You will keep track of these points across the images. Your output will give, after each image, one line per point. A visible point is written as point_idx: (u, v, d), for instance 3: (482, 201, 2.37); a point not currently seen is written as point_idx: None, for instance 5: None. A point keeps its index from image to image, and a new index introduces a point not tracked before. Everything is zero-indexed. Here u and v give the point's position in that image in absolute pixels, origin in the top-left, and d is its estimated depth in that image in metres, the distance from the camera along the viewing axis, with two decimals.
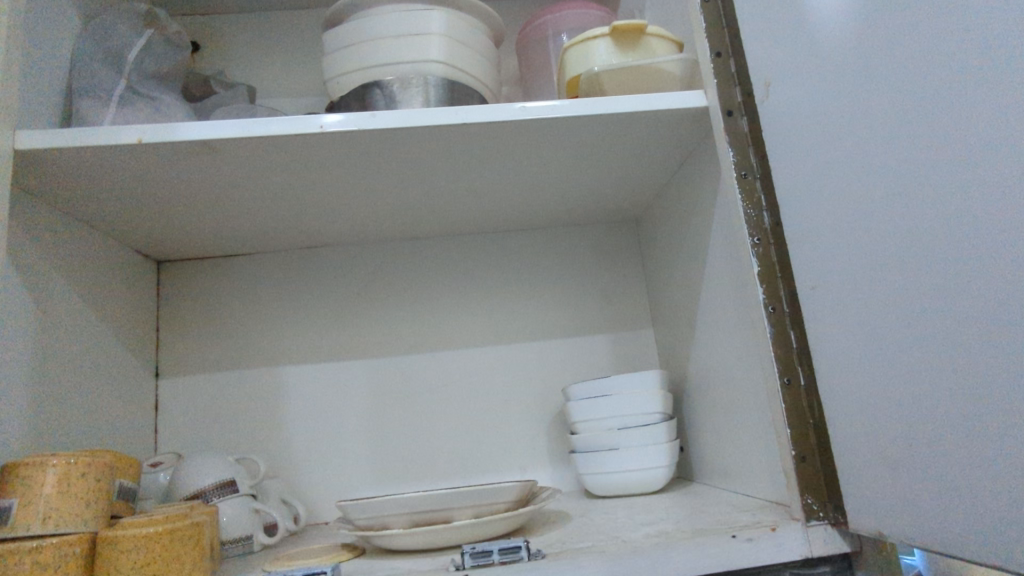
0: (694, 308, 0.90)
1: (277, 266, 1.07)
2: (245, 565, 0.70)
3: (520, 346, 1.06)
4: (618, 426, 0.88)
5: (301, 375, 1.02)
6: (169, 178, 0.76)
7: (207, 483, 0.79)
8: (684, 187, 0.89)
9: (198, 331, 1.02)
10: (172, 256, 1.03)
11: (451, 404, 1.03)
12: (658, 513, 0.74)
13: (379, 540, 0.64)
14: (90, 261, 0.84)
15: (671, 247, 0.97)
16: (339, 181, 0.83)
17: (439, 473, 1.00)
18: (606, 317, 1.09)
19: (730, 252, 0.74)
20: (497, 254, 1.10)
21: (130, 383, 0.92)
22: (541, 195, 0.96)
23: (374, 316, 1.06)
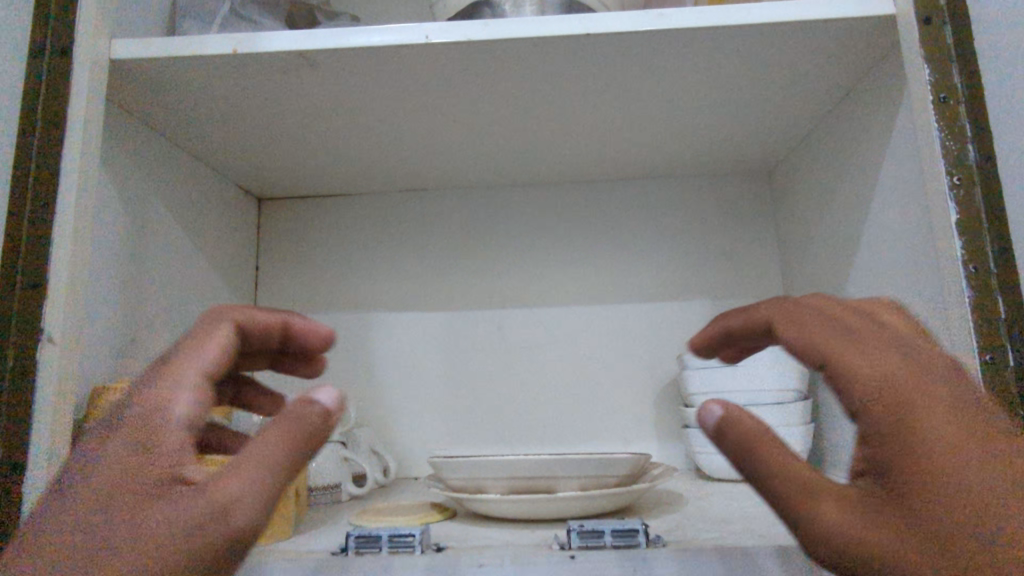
0: (842, 269, 0.76)
1: (375, 208, 1.02)
2: (330, 516, 0.66)
3: (629, 307, 0.96)
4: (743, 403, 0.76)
5: (395, 324, 0.97)
6: (266, 101, 0.72)
7: None
8: (845, 125, 0.74)
9: (296, 272, 1.00)
10: (272, 194, 1.01)
11: (551, 366, 0.95)
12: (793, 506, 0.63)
13: (473, 504, 0.58)
14: (190, 190, 0.83)
15: (817, 199, 0.82)
16: (441, 108, 0.76)
17: (535, 437, 0.93)
18: (729, 280, 0.96)
19: (912, 198, 0.60)
20: (607, 205, 1.00)
21: (228, 320, 0.91)
22: (664, 134, 0.85)
23: (472, 266, 0.99)
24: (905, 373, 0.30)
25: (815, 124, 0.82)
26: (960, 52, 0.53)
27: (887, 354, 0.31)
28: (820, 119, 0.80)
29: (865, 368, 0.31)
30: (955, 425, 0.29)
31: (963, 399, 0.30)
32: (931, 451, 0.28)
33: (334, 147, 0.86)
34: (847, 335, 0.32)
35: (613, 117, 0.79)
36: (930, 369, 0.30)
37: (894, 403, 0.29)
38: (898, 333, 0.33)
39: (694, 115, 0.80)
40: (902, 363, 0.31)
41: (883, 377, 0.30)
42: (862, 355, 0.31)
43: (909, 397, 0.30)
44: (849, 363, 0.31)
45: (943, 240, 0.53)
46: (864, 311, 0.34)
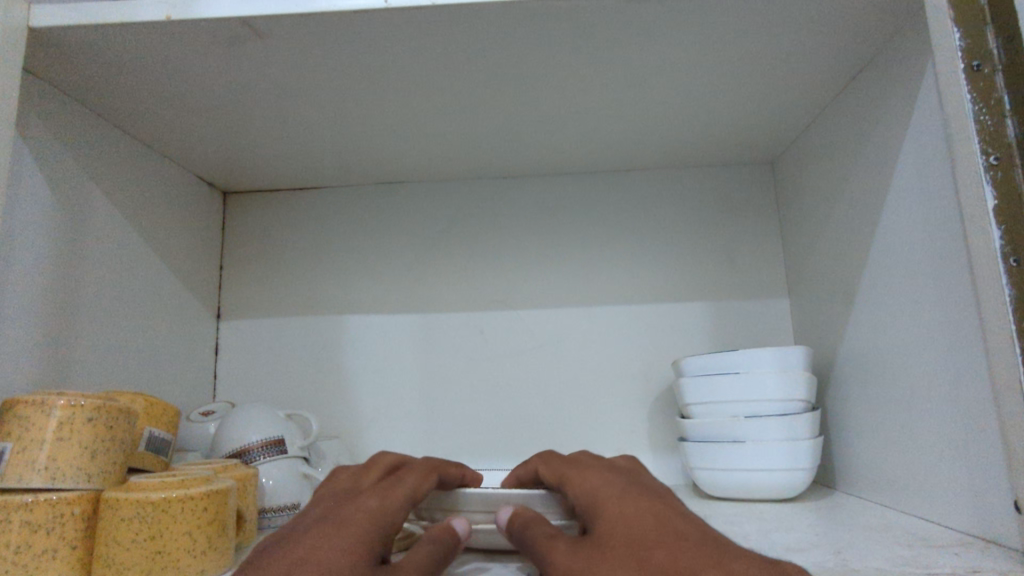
0: (854, 265, 0.69)
1: (349, 201, 0.95)
2: None
3: (622, 307, 0.89)
4: (745, 414, 0.69)
5: (369, 326, 0.90)
6: (216, 76, 0.65)
7: (254, 439, 0.68)
8: (860, 105, 0.67)
9: (263, 270, 0.93)
10: (238, 186, 0.94)
11: (537, 372, 0.88)
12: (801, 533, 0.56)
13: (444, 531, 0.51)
14: (137, 179, 0.76)
15: (826, 188, 0.75)
16: (413, 84, 0.69)
17: (519, 450, 0.86)
18: (729, 278, 0.89)
19: (937, 182, 0.53)
20: (599, 198, 0.93)
21: (186, 321, 0.84)
22: (656, 117, 0.78)
23: (453, 264, 0.92)
24: (629, 513, 0.43)
25: (824, 104, 0.75)
26: (995, 12, 0.46)
27: (627, 504, 0.44)
28: (829, 98, 0.73)
29: (605, 514, 0.44)
30: (649, 543, 0.40)
31: (667, 536, 0.41)
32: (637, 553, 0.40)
33: (300, 132, 0.79)
34: (604, 490, 0.46)
35: (602, 97, 0.73)
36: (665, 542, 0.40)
37: (605, 532, 0.42)
38: (650, 498, 0.45)
39: (690, 94, 0.73)
40: (631, 504, 0.44)
41: (611, 523, 0.42)
42: (611, 491, 0.46)
43: (624, 530, 0.42)
44: (597, 492, 0.46)
45: (976, 230, 0.46)
46: (645, 492, 0.46)
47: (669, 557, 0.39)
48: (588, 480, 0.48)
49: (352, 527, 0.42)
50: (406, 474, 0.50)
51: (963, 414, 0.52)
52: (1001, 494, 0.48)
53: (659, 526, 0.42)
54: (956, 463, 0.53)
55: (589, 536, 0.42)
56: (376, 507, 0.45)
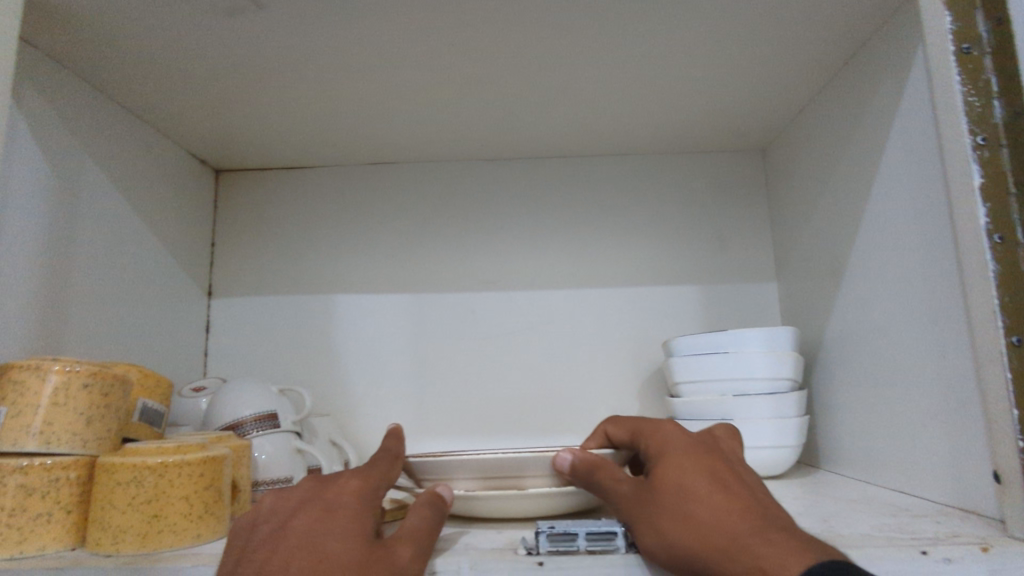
0: (843, 247, 0.70)
1: (343, 181, 0.95)
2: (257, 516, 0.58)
3: (613, 289, 0.90)
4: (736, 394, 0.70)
5: (361, 305, 0.90)
6: (212, 47, 0.65)
7: (247, 413, 0.68)
8: (853, 91, 0.69)
9: (255, 248, 0.93)
10: (230, 163, 0.94)
11: (528, 353, 0.88)
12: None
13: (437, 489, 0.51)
14: (127, 151, 0.75)
15: (817, 174, 0.77)
16: (410, 60, 0.69)
17: (507, 431, 0.86)
18: (718, 264, 0.90)
19: (926, 163, 0.55)
20: (592, 182, 0.94)
21: (178, 297, 0.83)
22: (650, 101, 0.79)
23: (446, 245, 0.92)
24: (694, 471, 0.42)
25: (816, 90, 0.76)
26: None
27: (692, 462, 0.44)
28: (821, 83, 0.75)
29: (676, 467, 0.43)
30: (720, 501, 0.40)
31: (754, 524, 0.38)
32: (689, 502, 0.40)
33: (296, 109, 0.79)
34: (676, 449, 0.45)
35: (596, 78, 0.73)
36: (742, 521, 0.39)
37: (671, 480, 0.42)
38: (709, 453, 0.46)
39: (684, 78, 0.74)
40: (699, 478, 0.42)
41: (681, 472, 0.42)
42: (676, 456, 0.45)
43: (686, 484, 0.41)
44: (663, 449, 0.46)
45: (962, 207, 0.47)
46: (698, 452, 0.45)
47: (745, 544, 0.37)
48: (664, 436, 0.48)
49: (342, 512, 0.41)
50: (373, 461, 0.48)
51: (943, 389, 0.54)
52: (981, 465, 0.49)
53: (725, 481, 0.42)
54: (935, 437, 0.55)
55: (657, 481, 0.43)
56: (359, 488, 0.44)
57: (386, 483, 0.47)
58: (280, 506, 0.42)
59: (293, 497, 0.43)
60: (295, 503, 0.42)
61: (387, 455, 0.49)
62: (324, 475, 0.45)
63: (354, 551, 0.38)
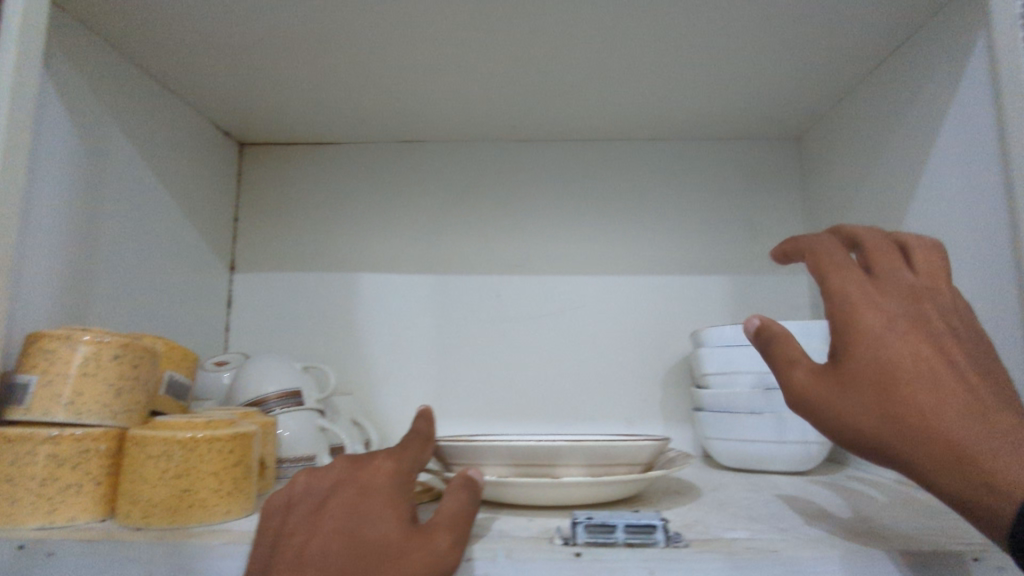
0: (885, 240, 0.68)
1: (368, 158, 0.93)
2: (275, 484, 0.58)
3: (640, 277, 0.88)
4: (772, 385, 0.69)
5: (384, 285, 0.89)
6: (244, 15, 0.64)
7: (271, 391, 0.68)
8: (903, 79, 0.66)
9: (279, 224, 0.92)
10: (255, 136, 0.92)
11: (551, 339, 0.87)
12: (739, 520, 0.49)
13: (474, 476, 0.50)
14: (153, 120, 0.74)
15: (858, 164, 0.75)
16: (446, 34, 0.67)
17: (528, 417, 0.85)
18: (749, 254, 0.89)
19: (986, 157, 0.53)
20: (622, 167, 0.92)
21: (201, 270, 0.82)
22: (688, 84, 0.77)
23: (472, 226, 0.91)
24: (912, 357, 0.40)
25: (862, 78, 0.74)
26: None
27: (912, 341, 0.40)
28: (868, 70, 0.72)
29: (872, 346, 0.41)
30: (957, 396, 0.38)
31: (982, 417, 0.38)
32: (933, 417, 0.38)
33: (325, 82, 0.77)
34: (882, 309, 0.41)
35: (635, 58, 0.71)
36: (977, 420, 0.38)
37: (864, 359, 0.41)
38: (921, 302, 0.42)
39: (725, 61, 0.71)
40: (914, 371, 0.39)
41: (888, 355, 0.40)
42: (876, 327, 0.41)
43: (910, 376, 0.39)
44: (850, 301, 0.42)
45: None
46: (902, 309, 0.42)
47: (969, 451, 0.37)
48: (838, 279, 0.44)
49: (379, 495, 0.40)
50: (406, 441, 0.47)
51: None
52: None
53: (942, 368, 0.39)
54: None
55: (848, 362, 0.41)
56: (393, 469, 0.43)
57: (419, 464, 0.46)
58: (314, 485, 0.41)
59: (327, 476, 0.42)
60: (329, 484, 0.41)
61: (417, 435, 0.48)
62: (358, 453, 0.44)
63: (392, 539, 0.38)
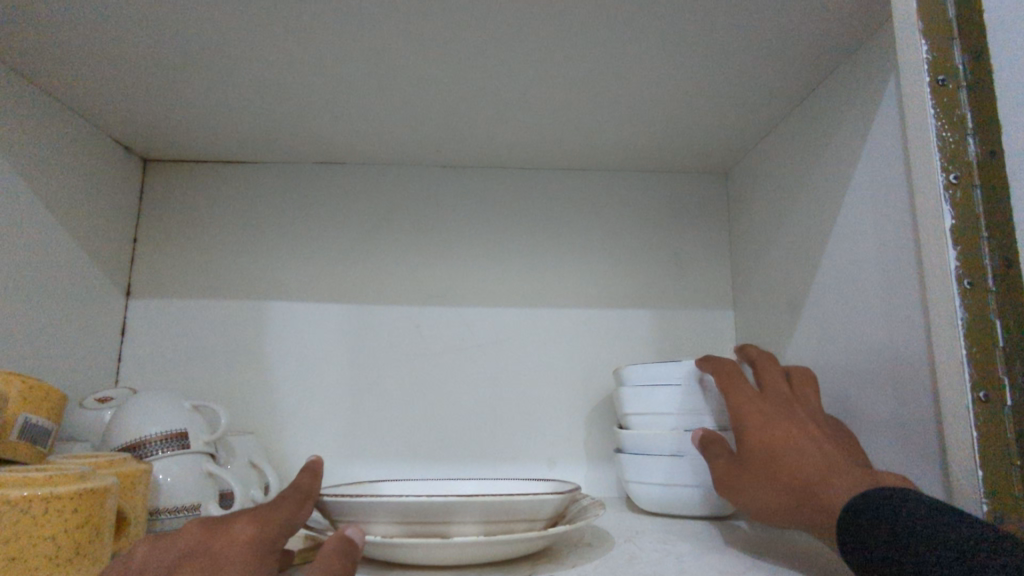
0: (803, 280, 0.68)
1: (284, 179, 0.88)
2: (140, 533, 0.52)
3: (566, 310, 0.86)
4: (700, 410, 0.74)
5: (296, 313, 0.84)
6: (134, 23, 0.59)
7: (152, 432, 0.61)
8: (819, 118, 0.66)
9: (183, 246, 0.85)
10: (161, 153, 0.86)
11: (473, 372, 0.83)
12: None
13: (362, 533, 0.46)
14: (36, 132, 0.67)
15: (778, 202, 0.75)
16: (358, 52, 0.63)
17: (446, 457, 0.81)
18: (676, 288, 0.87)
19: (895, 198, 0.52)
20: (550, 196, 0.90)
21: (88, 296, 0.75)
22: (613, 114, 0.75)
23: (393, 254, 0.87)
24: (781, 436, 0.51)
25: (782, 115, 0.74)
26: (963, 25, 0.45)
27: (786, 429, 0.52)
28: (787, 108, 0.72)
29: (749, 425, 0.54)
30: (823, 456, 0.48)
31: (837, 468, 0.47)
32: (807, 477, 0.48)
33: (233, 98, 0.73)
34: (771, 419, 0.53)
35: (558, 86, 0.69)
36: (835, 471, 0.47)
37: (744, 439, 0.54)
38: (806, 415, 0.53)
39: (648, 93, 0.70)
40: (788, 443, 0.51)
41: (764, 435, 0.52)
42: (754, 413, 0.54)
43: (781, 448, 0.51)
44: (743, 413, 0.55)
45: (930, 248, 0.45)
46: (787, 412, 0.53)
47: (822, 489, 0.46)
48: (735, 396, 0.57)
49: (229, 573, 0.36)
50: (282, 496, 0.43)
51: (902, 438, 0.51)
52: None
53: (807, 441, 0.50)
54: None
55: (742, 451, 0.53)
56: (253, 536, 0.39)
57: (294, 525, 0.42)
58: (156, 555, 0.37)
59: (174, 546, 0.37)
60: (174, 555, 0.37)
61: (297, 492, 0.43)
62: (214, 515, 0.40)
63: None
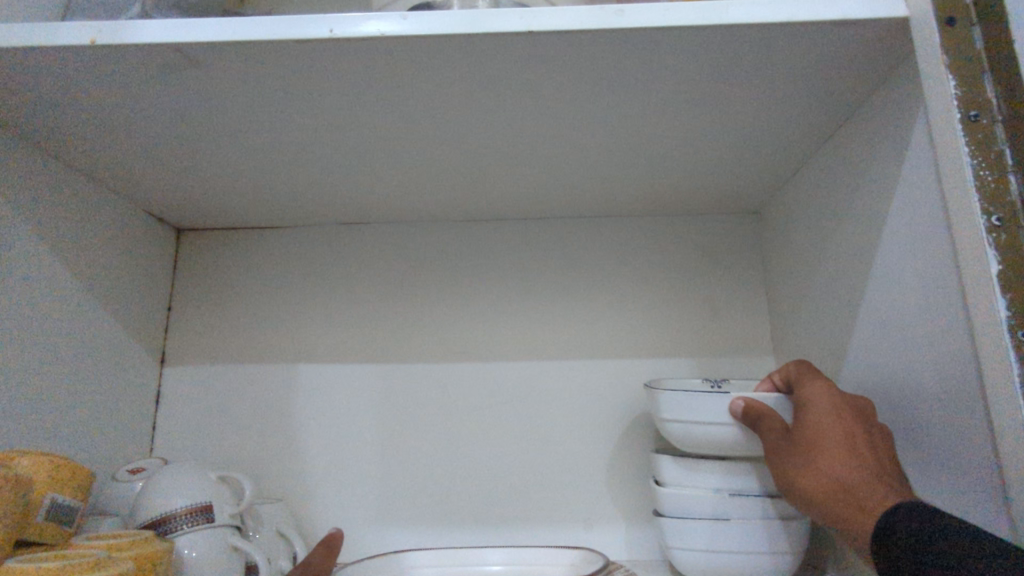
0: (847, 325, 0.64)
1: (312, 242, 0.90)
2: None
3: (597, 361, 0.83)
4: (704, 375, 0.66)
5: (326, 375, 0.84)
6: (158, 109, 0.61)
7: (178, 506, 0.60)
8: (850, 155, 0.63)
9: (216, 312, 0.87)
10: (194, 222, 0.89)
11: (503, 430, 0.81)
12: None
13: None
14: (72, 214, 0.70)
15: (813, 243, 0.71)
16: (373, 120, 0.64)
17: (479, 520, 0.78)
18: (712, 335, 0.84)
19: (935, 240, 0.49)
20: (575, 245, 0.88)
21: (123, 367, 0.77)
22: (633, 161, 0.74)
23: (418, 311, 0.86)
24: (838, 436, 0.50)
25: (811, 153, 0.71)
26: (995, 56, 0.42)
27: (846, 426, 0.50)
28: (816, 146, 0.69)
29: (815, 422, 0.52)
30: (871, 460, 0.48)
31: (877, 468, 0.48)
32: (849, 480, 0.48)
33: (256, 168, 0.74)
34: (832, 415, 0.51)
35: (575, 140, 0.68)
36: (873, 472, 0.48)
37: (806, 433, 0.52)
38: (875, 422, 0.51)
39: (667, 141, 0.68)
40: (842, 449, 0.49)
41: (826, 433, 0.51)
42: (822, 409, 0.52)
43: (836, 447, 0.50)
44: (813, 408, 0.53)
45: (978, 297, 0.41)
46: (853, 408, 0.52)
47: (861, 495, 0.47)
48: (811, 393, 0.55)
49: None
50: None
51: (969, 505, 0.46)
52: None
53: (867, 450, 0.49)
54: None
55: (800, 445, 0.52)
56: None
57: None
58: None
59: None
60: None
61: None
62: None
63: None
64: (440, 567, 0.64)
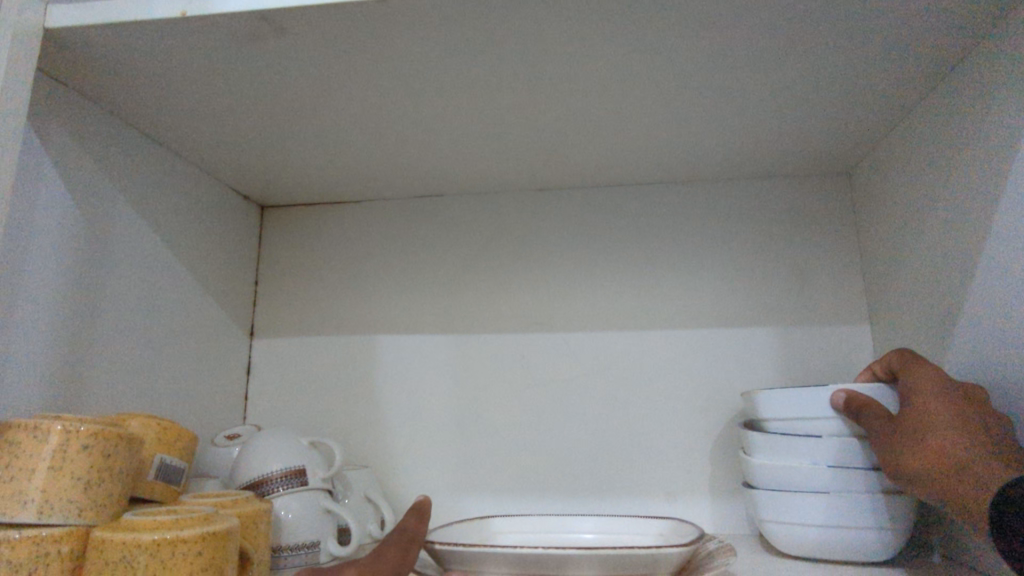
0: (962, 287, 0.59)
1: (388, 216, 0.90)
2: None
3: (678, 331, 0.81)
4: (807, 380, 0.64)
5: (406, 346, 0.85)
6: (244, 82, 0.62)
7: (274, 469, 0.63)
8: (966, 101, 0.58)
9: (299, 286, 0.89)
10: (276, 199, 0.91)
11: (583, 401, 0.80)
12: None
13: None
14: (167, 191, 0.73)
15: (920, 201, 0.66)
16: (450, 85, 0.63)
17: (560, 490, 0.78)
18: (802, 303, 0.79)
19: None
20: (654, 213, 0.85)
21: (216, 339, 0.80)
22: (718, 120, 0.70)
23: (494, 282, 0.86)
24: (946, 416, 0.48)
25: (918, 102, 0.65)
26: None
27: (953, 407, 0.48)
28: (924, 93, 0.64)
29: (921, 404, 0.50)
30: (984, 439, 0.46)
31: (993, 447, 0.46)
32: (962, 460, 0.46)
33: (335, 141, 0.75)
34: (939, 397, 0.49)
35: (656, 99, 0.65)
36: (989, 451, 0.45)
37: (912, 413, 0.50)
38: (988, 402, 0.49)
39: (757, 96, 0.65)
40: (956, 431, 0.47)
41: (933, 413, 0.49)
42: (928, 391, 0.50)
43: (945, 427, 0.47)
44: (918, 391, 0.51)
45: None
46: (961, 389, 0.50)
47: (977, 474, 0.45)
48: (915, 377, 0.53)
49: None
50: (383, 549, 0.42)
51: None
52: None
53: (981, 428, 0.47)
54: None
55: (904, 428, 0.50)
56: None
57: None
58: None
59: None
60: None
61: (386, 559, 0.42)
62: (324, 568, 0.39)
63: None
64: (525, 534, 0.64)
